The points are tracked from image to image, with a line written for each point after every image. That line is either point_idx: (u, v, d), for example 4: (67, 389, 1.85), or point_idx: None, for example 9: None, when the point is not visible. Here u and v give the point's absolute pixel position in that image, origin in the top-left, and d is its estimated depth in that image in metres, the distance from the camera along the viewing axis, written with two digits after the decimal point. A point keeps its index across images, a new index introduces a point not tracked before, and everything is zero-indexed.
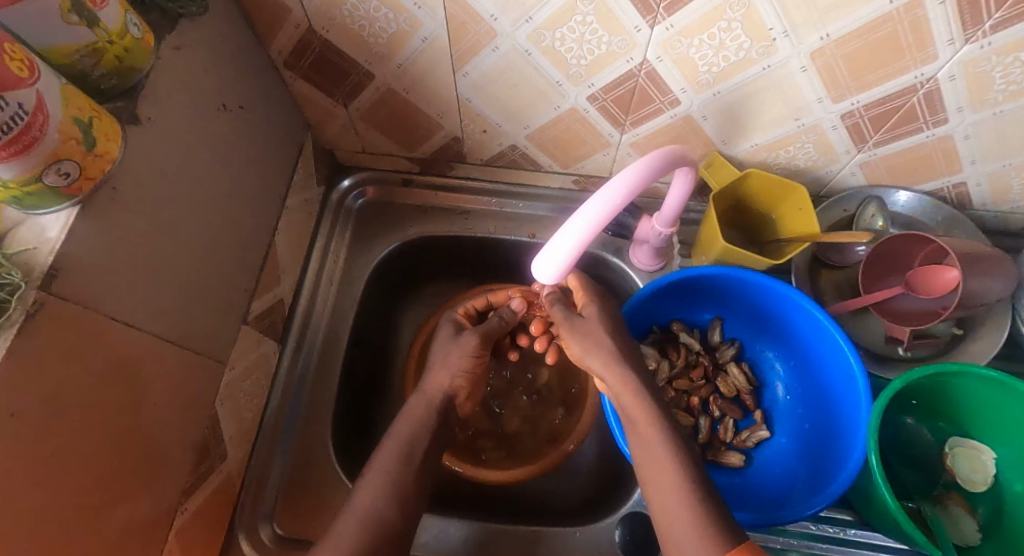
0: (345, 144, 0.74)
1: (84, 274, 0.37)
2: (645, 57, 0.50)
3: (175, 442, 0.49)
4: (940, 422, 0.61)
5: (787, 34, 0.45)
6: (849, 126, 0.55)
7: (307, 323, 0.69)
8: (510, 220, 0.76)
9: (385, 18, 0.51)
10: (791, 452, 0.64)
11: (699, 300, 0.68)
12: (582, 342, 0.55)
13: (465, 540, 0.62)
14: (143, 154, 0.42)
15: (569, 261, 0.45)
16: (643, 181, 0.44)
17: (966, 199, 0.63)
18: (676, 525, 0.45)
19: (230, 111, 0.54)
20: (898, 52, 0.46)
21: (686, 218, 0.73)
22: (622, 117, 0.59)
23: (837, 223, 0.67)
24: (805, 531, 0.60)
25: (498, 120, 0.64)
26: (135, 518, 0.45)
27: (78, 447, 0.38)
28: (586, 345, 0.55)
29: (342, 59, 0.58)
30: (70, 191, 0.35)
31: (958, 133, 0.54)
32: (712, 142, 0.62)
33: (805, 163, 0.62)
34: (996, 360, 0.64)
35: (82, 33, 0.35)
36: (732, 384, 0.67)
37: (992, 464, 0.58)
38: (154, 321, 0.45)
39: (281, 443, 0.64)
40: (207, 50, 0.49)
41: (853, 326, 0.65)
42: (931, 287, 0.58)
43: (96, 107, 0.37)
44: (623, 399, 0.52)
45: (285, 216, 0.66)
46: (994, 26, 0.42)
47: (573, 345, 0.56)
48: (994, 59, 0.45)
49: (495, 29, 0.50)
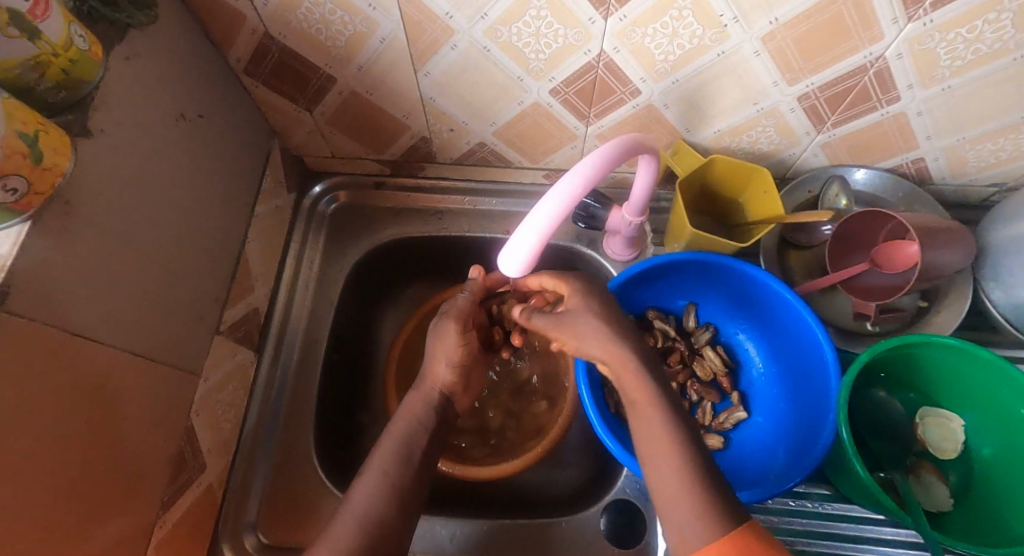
0: (313, 150, 0.73)
1: (39, 290, 0.37)
2: (602, 48, 0.51)
3: (148, 457, 0.48)
4: (910, 393, 0.62)
5: (737, 20, 0.46)
6: (806, 108, 0.56)
7: (284, 330, 0.69)
8: (483, 218, 0.77)
9: (340, 21, 0.51)
10: (769, 431, 0.65)
11: (672, 286, 0.69)
12: (572, 336, 0.52)
13: (453, 538, 0.62)
14: (95, 166, 0.41)
15: (535, 252, 0.45)
16: (603, 169, 0.44)
17: (926, 174, 0.65)
18: (685, 511, 0.44)
19: (188, 120, 0.53)
20: (846, 33, 0.46)
21: (657, 207, 0.74)
22: (585, 109, 0.60)
23: (803, 204, 0.68)
24: (785, 507, 0.61)
25: (463, 118, 0.64)
26: (109, 534, 0.44)
27: (41, 468, 0.37)
28: (579, 337, 0.52)
29: (302, 63, 0.58)
30: (19, 206, 0.35)
31: (911, 110, 0.55)
32: (676, 130, 0.62)
33: (768, 146, 0.63)
34: (963, 330, 0.65)
35: (24, 46, 0.35)
36: (708, 368, 0.68)
37: (961, 431, 0.59)
38: (120, 335, 0.44)
39: (262, 452, 0.64)
40: (160, 59, 0.49)
41: (823, 304, 0.66)
42: (895, 263, 0.60)
43: (43, 121, 0.37)
44: (623, 382, 0.51)
45: (255, 224, 0.66)
46: (933, 3, 0.43)
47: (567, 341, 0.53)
48: (937, 36, 0.46)
49: (452, 27, 0.50)
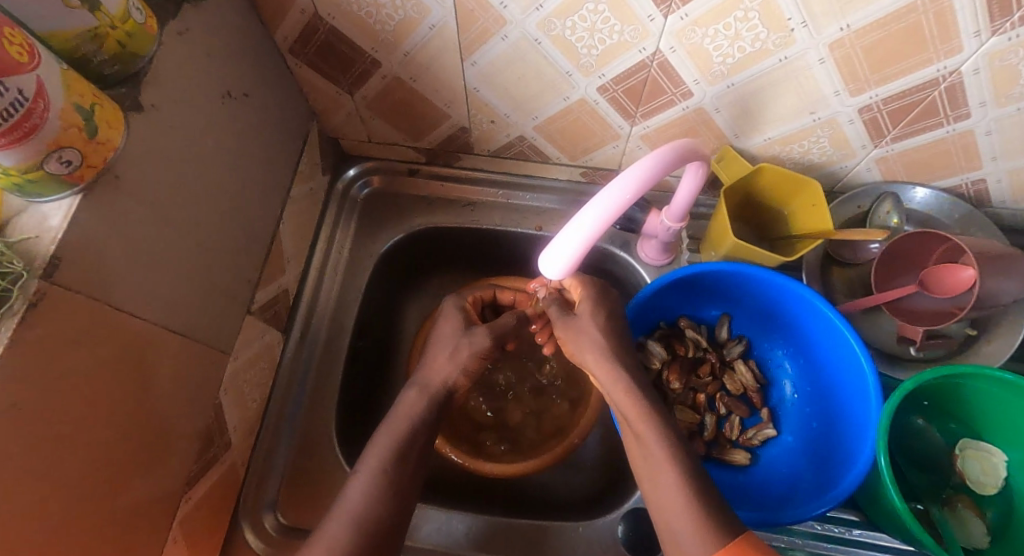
0: (350, 134, 0.73)
1: (85, 262, 0.37)
2: (658, 47, 0.49)
3: (178, 432, 0.49)
4: (949, 423, 0.60)
5: (805, 24, 0.44)
6: (866, 120, 0.53)
7: (312, 313, 0.69)
8: (516, 212, 0.75)
9: (391, 6, 0.50)
10: (798, 451, 0.63)
11: (707, 295, 0.67)
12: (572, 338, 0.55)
13: (467, 533, 0.62)
14: (145, 142, 0.41)
15: (577, 256, 0.44)
16: (654, 175, 0.43)
17: (985, 196, 0.62)
18: (708, 531, 0.43)
19: (234, 98, 0.53)
20: (921, 44, 0.44)
21: (695, 212, 0.72)
22: (633, 109, 0.58)
23: (850, 219, 0.65)
24: (810, 530, 0.60)
25: (506, 110, 0.63)
26: (137, 507, 0.45)
27: (78, 439, 0.37)
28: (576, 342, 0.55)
29: (349, 47, 0.57)
30: (71, 179, 0.35)
31: (980, 129, 0.52)
32: (724, 135, 0.60)
33: (819, 158, 0.61)
34: (1011, 361, 0.63)
35: (83, 17, 0.35)
36: (738, 382, 0.67)
37: (1003, 467, 0.57)
38: (158, 311, 0.44)
39: (285, 433, 0.64)
40: (210, 35, 0.48)
41: (865, 325, 0.64)
42: (947, 287, 0.57)
43: (98, 94, 0.37)
44: (617, 397, 0.52)
45: (290, 205, 0.66)
46: (1022, 17, 0.40)
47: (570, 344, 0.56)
48: (1020, 52, 0.43)
49: (504, 17, 0.49)
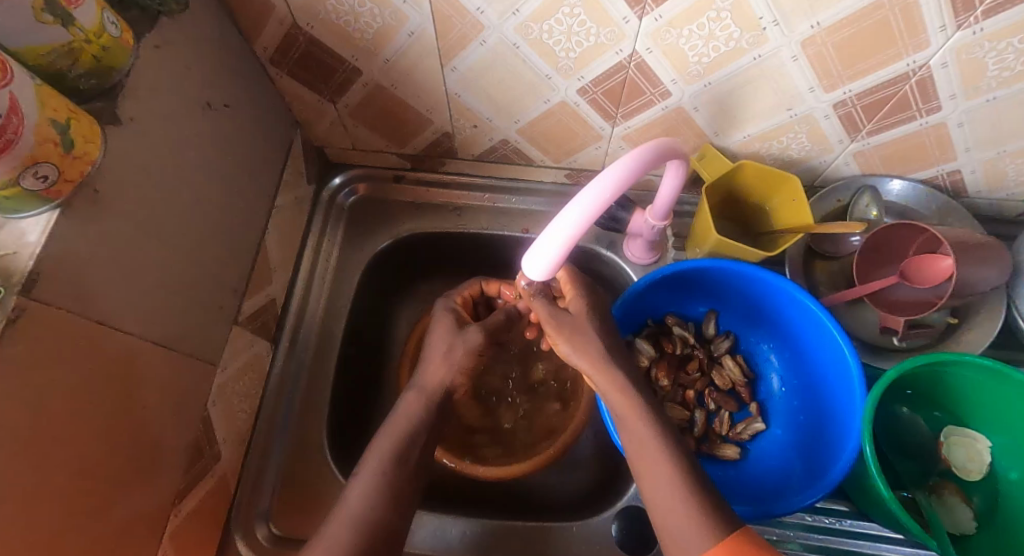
0: (335, 142, 0.73)
1: (67, 277, 0.37)
2: (635, 48, 0.50)
3: (166, 445, 0.48)
4: (935, 411, 0.61)
5: (777, 23, 0.45)
6: (841, 115, 0.54)
7: (300, 322, 0.69)
8: (502, 216, 0.76)
9: (369, 13, 0.50)
10: (787, 444, 0.64)
11: (693, 292, 0.68)
12: (566, 337, 0.54)
13: (463, 538, 0.62)
14: (123, 155, 0.41)
15: (560, 256, 0.44)
16: (633, 174, 0.43)
17: (961, 186, 0.63)
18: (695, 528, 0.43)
19: (215, 109, 0.53)
20: (891, 39, 0.45)
21: (679, 211, 0.73)
22: (613, 110, 0.59)
23: (831, 213, 0.66)
24: (802, 522, 0.60)
25: (488, 115, 0.63)
26: (126, 522, 0.44)
27: (61, 455, 0.37)
28: (571, 340, 0.54)
29: (330, 56, 0.57)
30: (49, 194, 0.35)
31: (952, 120, 0.53)
32: (704, 134, 0.61)
33: (798, 153, 0.62)
34: (993, 348, 0.64)
35: (57, 33, 0.35)
36: (727, 377, 0.67)
37: (987, 452, 0.58)
38: (141, 324, 0.44)
39: (276, 443, 0.64)
40: (188, 48, 0.48)
41: (848, 317, 0.64)
42: (925, 277, 0.58)
43: (74, 109, 0.37)
44: (612, 399, 0.52)
45: (275, 215, 0.66)
46: (986, 12, 0.41)
47: (562, 343, 0.54)
48: (986, 45, 0.44)
49: (482, 23, 0.49)
